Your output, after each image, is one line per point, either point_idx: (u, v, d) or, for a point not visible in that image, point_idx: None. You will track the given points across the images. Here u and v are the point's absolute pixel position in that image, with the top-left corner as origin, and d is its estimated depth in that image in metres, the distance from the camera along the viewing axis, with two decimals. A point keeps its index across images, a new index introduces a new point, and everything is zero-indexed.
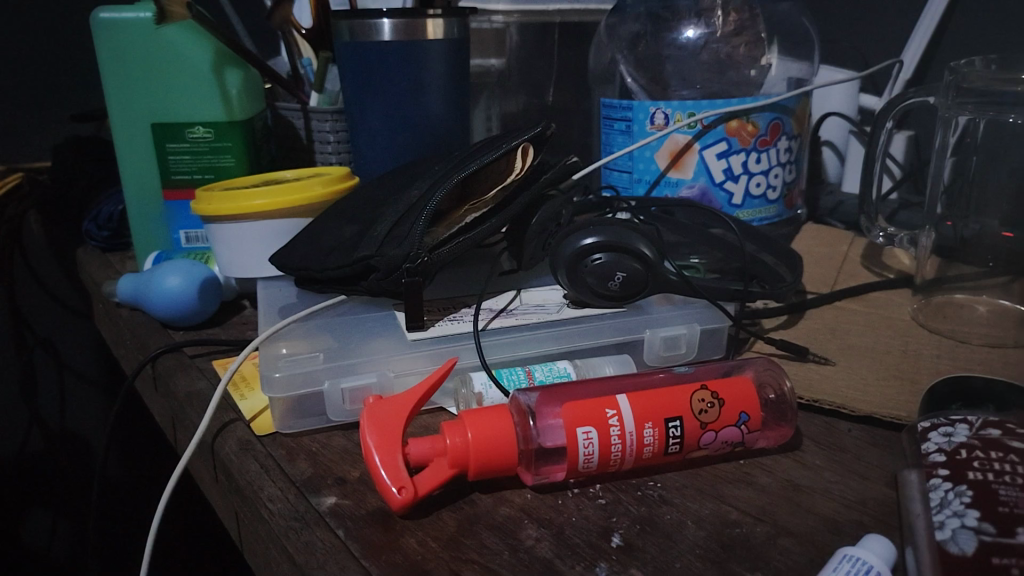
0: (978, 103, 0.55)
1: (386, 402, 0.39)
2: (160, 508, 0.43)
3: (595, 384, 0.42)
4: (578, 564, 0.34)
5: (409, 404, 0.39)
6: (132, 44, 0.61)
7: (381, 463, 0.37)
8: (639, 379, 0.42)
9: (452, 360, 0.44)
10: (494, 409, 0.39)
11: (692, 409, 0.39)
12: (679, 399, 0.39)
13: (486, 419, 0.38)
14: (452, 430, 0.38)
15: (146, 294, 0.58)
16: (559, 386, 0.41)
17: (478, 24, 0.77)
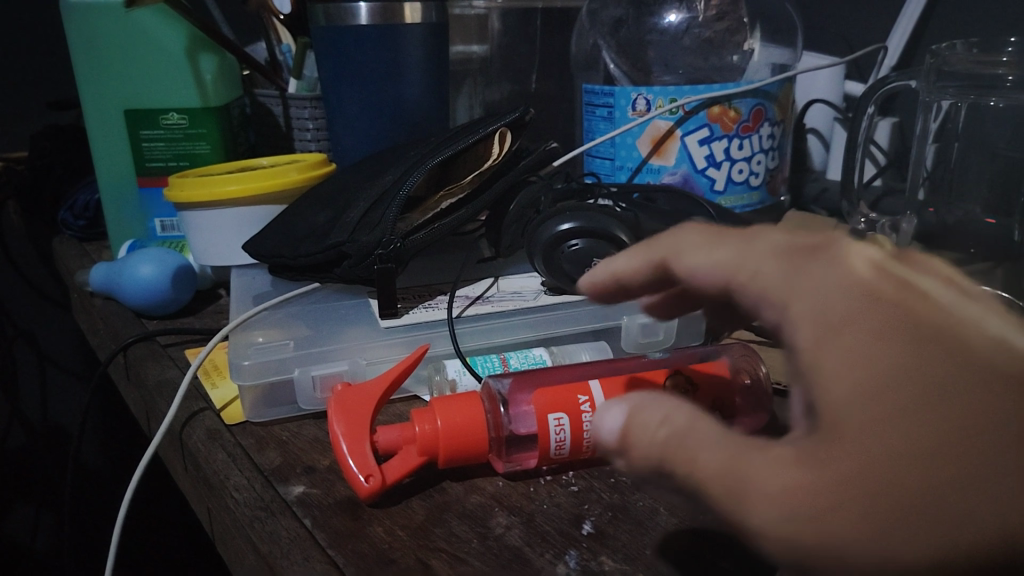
0: (960, 87, 0.55)
1: (356, 389, 0.39)
2: (127, 498, 0.42)
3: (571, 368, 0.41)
4: (547, 552, 0.33)
5: (377, 393, 0.39)
6: (103, 29, 0.60)
7: (348, 450, 0.36)
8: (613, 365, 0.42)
9: (424, 346, 0.43)
10: (465, 397, 0.38)
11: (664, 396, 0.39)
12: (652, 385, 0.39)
13: (457, 406, 0.37)
14: (422, 417, 0.37)
15: (118, 283, 0.57)
16: (532, 371, 0.41)
17: (460, 10, 0.78)
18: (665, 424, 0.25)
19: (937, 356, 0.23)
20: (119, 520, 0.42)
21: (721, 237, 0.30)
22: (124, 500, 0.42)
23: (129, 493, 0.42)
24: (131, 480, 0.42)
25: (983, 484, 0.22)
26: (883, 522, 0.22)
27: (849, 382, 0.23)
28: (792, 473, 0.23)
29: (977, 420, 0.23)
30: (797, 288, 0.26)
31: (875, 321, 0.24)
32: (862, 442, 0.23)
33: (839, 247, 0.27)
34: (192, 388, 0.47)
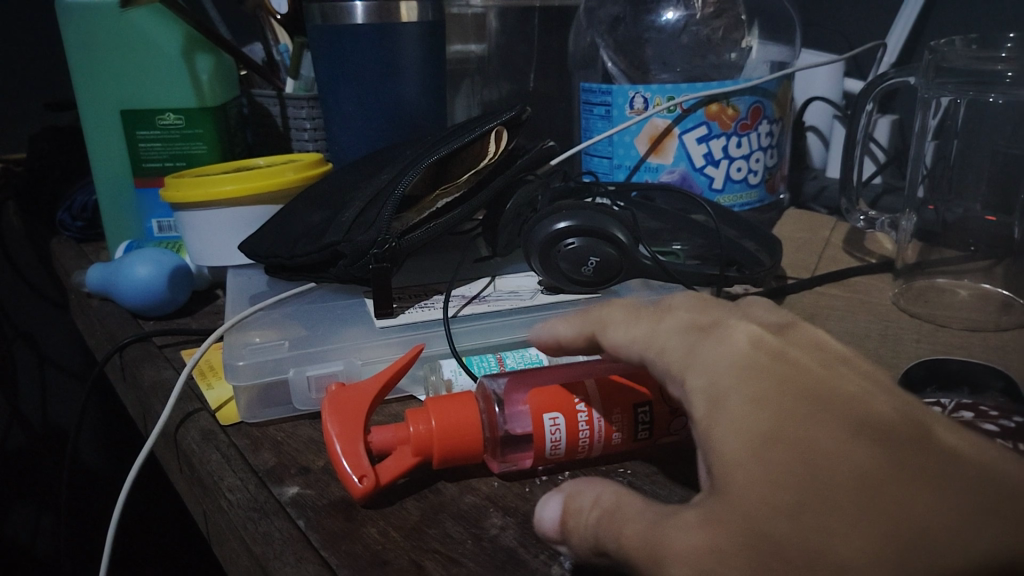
0: (958, 83, 0.55)
1: (351, 388, 0.39)
2: (121, 500, 0.42)
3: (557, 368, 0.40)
4: (541, 553, 0.33)
5: (372, 392, 0.38)
6: (100, 29, 0.60)
7: (342, 450, 0.36)
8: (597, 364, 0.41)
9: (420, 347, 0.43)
10: (461, 397, 0.38)
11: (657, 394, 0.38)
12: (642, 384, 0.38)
13: (453, 406, 0.37)
14: (416, 417, 0.37)
15: (115, 284, 0.57)
16: (527, 371, 0.40)
17: (458, 9, 0.78)
18: (595, 506, 0.28)
19: (804, 415, 0.27)
20: (113, 522, 0.41)
21: (638, 318, 0.35)
22: (119, 502, 0.41)
23: (123, 494, 0.42)
24: (126, 481, 0.42)
25: (855, 524, 0.24)
26: (764, 573, 0.24)
27: (730, 443, 0.27)
28: (690, 532, 0.25)
29: (841, 471, 0.25)
30: (694, 366, 0.30)
31: (752, 388, 0.28)
32: (745, 497, 0.26)
33: (725, 328, 0.32)
34: (188, 389, 0.47)
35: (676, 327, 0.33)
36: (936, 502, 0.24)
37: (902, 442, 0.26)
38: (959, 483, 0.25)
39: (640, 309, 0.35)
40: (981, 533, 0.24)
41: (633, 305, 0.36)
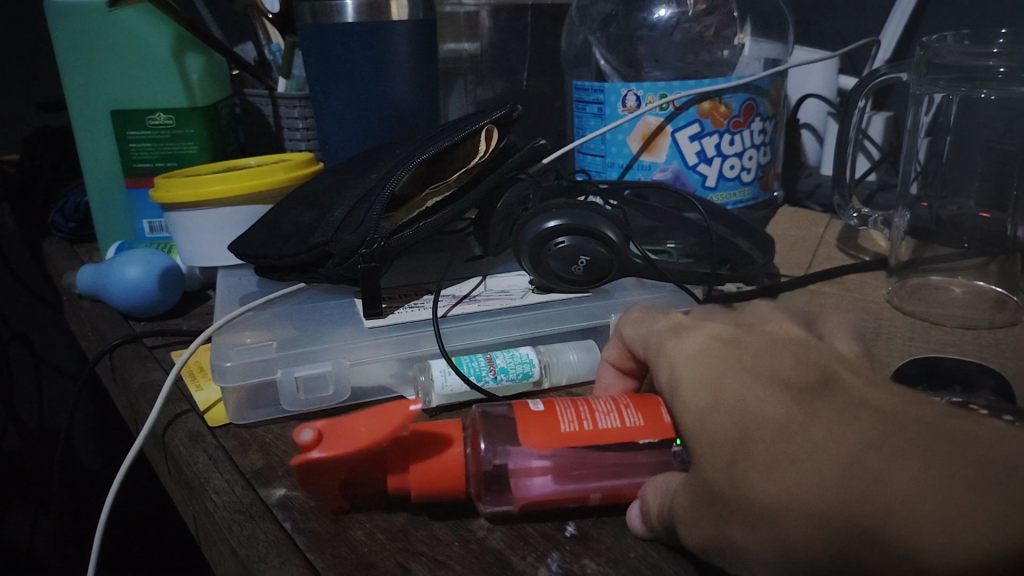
0: (951, 80, 0.55)
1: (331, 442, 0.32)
2: (109, 502, 0.42)
3: (572, 421, 0.34)
4: (528, 555, 0.33)
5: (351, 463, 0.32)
6: (89, 29, 0.60)
7: (316, 491, 0.34)
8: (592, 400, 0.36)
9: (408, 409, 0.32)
10: (452, 454, 0.34)
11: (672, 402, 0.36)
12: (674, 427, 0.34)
13: (440, 468, 0.34)
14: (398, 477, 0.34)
15: (106, 285, 0.56)
16: (538, 423, 0.34)
17: (450, 8, 0.78)
18: (667, 485, 0.31)
19: (741, 379, 0.28)
20: (100, 525, 0.41)
21: (644, 318, 0.37)
22: (107, 504, 0.41)
23: (110, 497, 0.41)
24: (113, 483, 0.41)
25: (768, 474, 0.25)
26: (722, 520, 0.26)
27: (684, 416, 0.29)
28: (681, 494, 0.29)
29: (763, 426, 0.26)
30: (666, 359, 0.32)
31: (700, 369, 0.29)
32: (696, 464, 0.28)
33: (700, 325, 0.33)
34: (177, 389, 0.47)
35: (667, 323, 0.35)
36: (837, 435, 0.24)
37: (820, 391, 0.26)
38: (868, 416, 0.24)
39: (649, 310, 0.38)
40: (881, 456, 0.23)
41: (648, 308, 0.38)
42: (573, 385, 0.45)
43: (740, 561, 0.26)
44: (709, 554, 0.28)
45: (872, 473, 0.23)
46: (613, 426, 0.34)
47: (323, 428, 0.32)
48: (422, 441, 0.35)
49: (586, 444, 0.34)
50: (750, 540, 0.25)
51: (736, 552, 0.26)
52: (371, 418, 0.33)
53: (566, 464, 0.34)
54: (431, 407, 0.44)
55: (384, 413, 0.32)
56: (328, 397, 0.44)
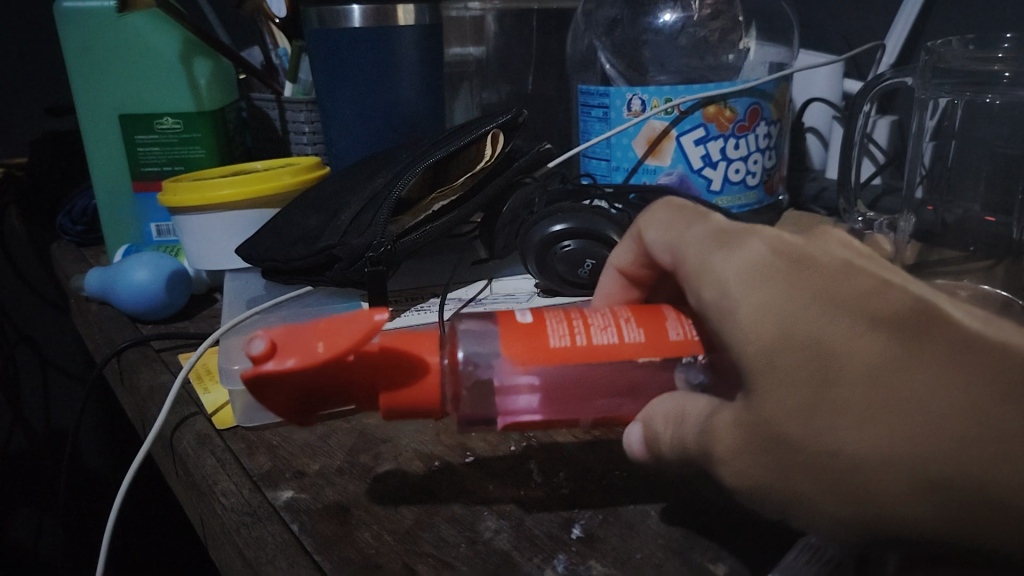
0: (956, 84, 0.55)
1: (290, 349, 0.28)
2: (117, 504, 0.42)
3: (562, 334, 0.32)
4: (535, 556, 0.33)
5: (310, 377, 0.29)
6: (98, 35, 0.60)
7: (279, 412, 0.29)
8: (588, 309, 0.34)
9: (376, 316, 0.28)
10: (429, 366, 0.31)
11: (678, 313, 0.33)
12: (676, 342, 0.32)
13: (416, 383, 0.31)
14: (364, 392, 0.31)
15: (113, 288, 0.56)
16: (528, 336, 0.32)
17: (455, 11, 0.81)
18: (698, 416, 0.29)
19: (817, 314, 0.27)
20: (109, 528, 0.41)
21: (674, 216, 0.33)
22: (115, 506, 0.41)
23: (119, 500, 0.41)
24: (121, 486, 0.41)
25: (863, 428, 0.25)
26: (786, 472, 0.27)
27: (745, 345, 0.27)
28: (724, 430, 0.28)
29: (856, 375, 0.25)
30: (711, 273, 0.29)
31: (762, 292, 0.27)
32: (763, 404, 0.27)
33: (748, 229, 0.30)
34: (184, 392, 0.47)
35: (704, 222, 0.32)
36: (945, 394, 0.24)
37: (916, 333, 0.25)
38: (980, 371, 0.24)
39: (681, 205, 0.34)
40: (995, 421, 0.24)
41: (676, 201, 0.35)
42: None
43: (797, 504, 0.27)
44: (753, 494, 0.28)
45: (990, 441, 0.24)
46: (610, 339, 0.32)
47: (277, 337, 0.28)
48: (394, 354, 0.31)
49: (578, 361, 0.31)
50: (820, 493, 0.26)
51: (795, 499, 0.27)
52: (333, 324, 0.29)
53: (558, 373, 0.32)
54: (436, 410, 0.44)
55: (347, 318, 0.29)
56: None
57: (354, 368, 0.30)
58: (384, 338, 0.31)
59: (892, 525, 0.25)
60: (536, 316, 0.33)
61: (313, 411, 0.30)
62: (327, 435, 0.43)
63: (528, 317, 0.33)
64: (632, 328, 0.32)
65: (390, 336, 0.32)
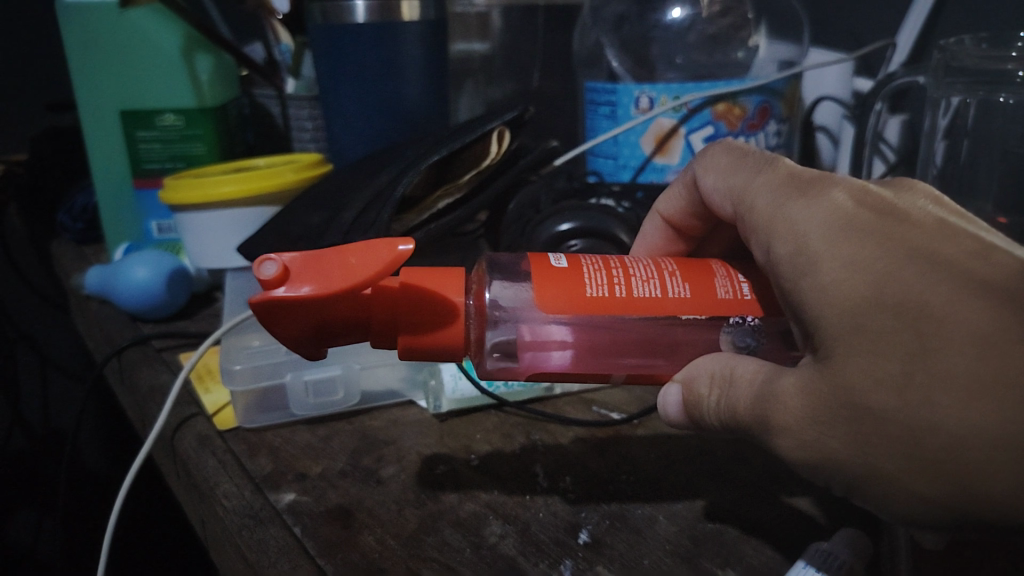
0: (969, 83, 0.57)
1: (306, 276, 0.29)
2: (117, 506, 0.41)
3: (602, 286, 0.33)
4: (541, 562, 0.32)
5: (324, 305, 0.29)
6: (99, 29, 0.59)
7: (289, 339, 0.30)
8: (627, 258, 0.35)
9: (388, 250, 0.28)
10: (455, 308, 0.32)
11: (725, 271, 0.35)
12: (725, 300, 0.34)
13: (440, 322, 0.32)
14: (380, 325, 0.32)
15: (113, 286, 0.56)
16: (569, 282, 0.33)
17: (461, 8, 0.80)
18: (755, 381, 0.30)
19: (915, 274, 0.26)
20: (108, 530, 0.40)
21: (743, 164, 0.34)
22: (114, 508, 0.40)
23: (118, 501, 0.41)
24: (120, 487, 0.41)
25: (969, 399, 0.24)
26: (864, 443, 0.26)
27: (829, 304, 0.27)
28: (793, 395, 0.28)
29: (958, 342, 0.24)
30: (789, 226, 0.29)
31: (849, 247, 0.27)
32: (847, 371, 0.26)
33: (829, 183, 0.30)
34: (185, 393, 0.46)
35: (771, 169, 0.33)
36: None
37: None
38: None
39: (748, 153, 0.35)
40: None
41: (742, 147, 0.36)
42: (584, 391, 0.47)
43: (876, 482, 0.26)
44: (816, 467, 0.27)
45: None
46: (654, 293, 0.33)
47: (293, 264, 0.29)
48: (417, 292, 0.32)
49: (616, 310, 0.33)
50: (904, 469, 0.25)
51: (876, 476, 0.26)
52: (356, 253, 0.29)
53: (594, 324, 0.33)
54: (441, 412, 0.44)
55: (373, 247, 0.29)
56: (336, 400, 0.44)
57: (371, 303, 0.31)
58: (407, 275, 0.32)
59: (986, 504, 0.24)
60: (571, 261, 0.34)
61: (325, 340, 0.31)
62: (329, 437, 0.42)
63: (563, 263, 0.34)
64: (677, 283, 0.34)
65: (417, 274, 0.32)
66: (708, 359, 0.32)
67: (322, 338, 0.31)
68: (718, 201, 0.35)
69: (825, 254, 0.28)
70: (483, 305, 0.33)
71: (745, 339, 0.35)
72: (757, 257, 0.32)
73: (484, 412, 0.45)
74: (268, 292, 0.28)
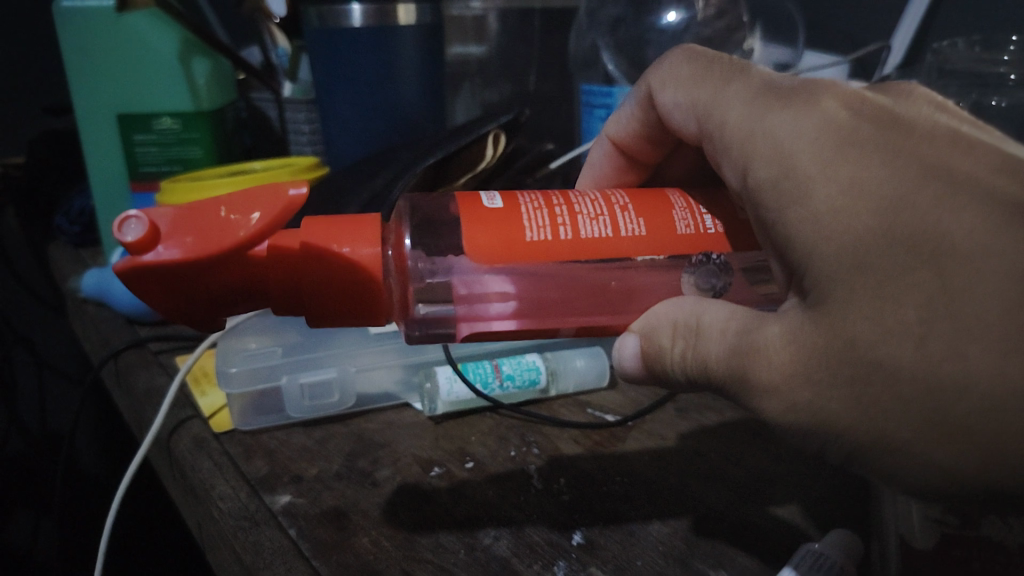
0: (962, 85, 0.63)
1: (181, 235, 0.27)
2: (113, 508, 0.41)
3: (544, 228, 0.31)
4: (535, 563, 0.33)
5: (206, 269, 0.28)
6: (95, 33, 0.59)
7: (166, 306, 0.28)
8: (572, 195, 0.33)
9: (276, 203, 0.27)
10: (369, 264, 0.30)
11: (684, 202, 0.34)
12: (686, 235, 0.33)
13: (348, 283, 0.30)
14: (280, 289, 0.29)
15: (112, 288, 0.56)
16: (504, 227, 0.31)
17: (457, 11, 0.80)
18: (726, 333, 0.29)
19: (931, 202, 0.25)
20: (105, 532, 0.40)
21: (709, 78, 0.34)
22: (110, 509, 0.40)
23: (114, 503, 0.41)
24: (118, 489, 0.41)
25: (992, 347, 0.23)
26: (862, 392, 0.25)
27: (829, 240, 0.26)
28: (779, 345, 0.27)
29: (983, 281, 0.24)
30: (775, 150, 0.29)
31: (846, 174, 0.27)
32: (852, 321, 0.25)
33: (813, 102, 0.29)
34: (182, 395, 0.46)
35: (743, 86, 0.32)
36: None
37: None
38: None
39: (714, 65, 0.35)
40: None
41: (705, 58, 0.35)
42: (579, 394, 0.47)
43: (879, 445, 0.25)
44: (800, 429, 0.27)
45: None
46: (604, 234, 0.32)
47: (163, 222, 0.27)
48: (321, 251, 0.29)
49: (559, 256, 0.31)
50: (916, 432, 0.25)
51: (882, 439, 0.25)
52: (236, 206, 0.27)
53: (538, 275, 0.33)
54: (436, 414, 0.44)
55: (258, 197, 0.28)
56: (332, 403, 0.44)
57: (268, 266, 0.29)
58: (309, 232, 0.30)
59: (1007, 467, 0.23)
60: (506, 201, 0.32)
61: (218, 307, 0.29)
62: (324, 439, 0.42)
63: (499, 204, 0.32)
64: (630, 219, 0.32)
65: (319, 227, 0.30)
66: (664, 306, 0.31)
67: (212, 306, 0.29)
68: (680, 114, 0.35)
69: (818, 184, 0.27)
70: (404, 254, 0.32)
71: (710, 280, 0.35)
72: (731, 180, 0.32)
73: (480, 414, 0.45)
74: (136, 255, 0.26)
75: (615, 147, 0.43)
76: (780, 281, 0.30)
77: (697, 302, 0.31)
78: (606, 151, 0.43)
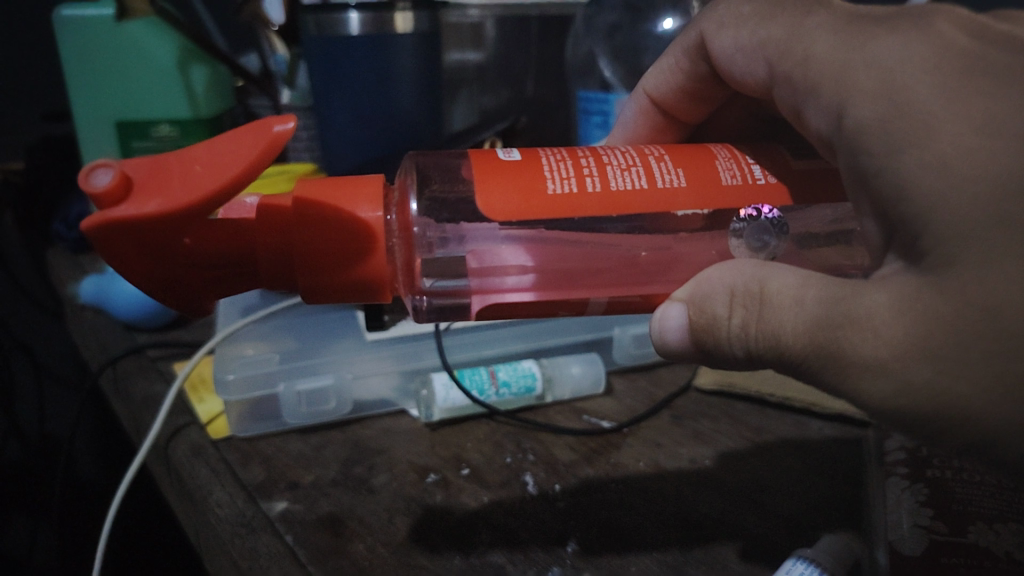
0: None
1: (152, 189, 0.26)
2: (111, 513, 0.41)
3: (568, 180, 0.31)
4: (530, 568, 0.33)
5: (178, 227, 0.27)
6: (93, 41, 0.60)
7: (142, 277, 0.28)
8: (600, 148, 0.33)
9: (251, 147, 0.26)
10: (368, 226, 0.30)
11: (730, 154, 0.34)
12: (733, 185, 0.32)
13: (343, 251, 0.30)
14: (265, 254, 0.29)
15: (110, 295, 0.56)
16: (523, 176, 0.30)
17: (455, 18, 0.77)
18: (802, 300, 0.27)
19: None
20: (104, 538, 0.40)
21: (779, 14, 0.32)
22: (109, 515, 0.41)
23: (113, 510, 0.41)
24: (116, 496, 0.41)
25: None
26: (1000, 361, 0.23)
27: (956, 188, 0.24)
28: (887, 318, 0.25)
29: None
30: (881, 85, 0.26)
31: (976, 108, 0.24)
32: (985, 286, 0.23)
33: (926, 23, 0.26)
34: (179, 402, 0.47)
35: (823, 17, 0.30)
36: None
37: None
38: None
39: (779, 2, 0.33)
40: None
41: None
42: (574, 400, 0.48)
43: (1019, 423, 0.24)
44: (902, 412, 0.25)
45: None
46: (638, 184, 0.31)
47: (133, 176, 0.26)
48: (315, 208, 0.29)
49: (589, 213, 0.30)
50: None
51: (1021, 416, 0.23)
52: (207, 155, 0.26)
53: (549, 241, 0.33)
54: (431, 421, 0.44)
55: (233, 143, 0.27)
56: (328, 410, 0.44)
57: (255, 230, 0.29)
58: (303, 189, 0.30)
59: None
60: (526, 155, 0.32)
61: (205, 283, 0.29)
62: (321, 445, 0.43)
63: (516, 157, 0.32)
64: (669, 170, 0.32)
65: (315, 188, 0.30)
66: (718, 268, 0.30)
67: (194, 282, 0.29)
68: (745, 55, 0.34)
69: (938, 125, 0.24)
70: (409, 221, 0.32)
71: (761, 238, 0.35)
72: (816, 125, 0.29)
73: (477, 420, 0.45)
74: (104, 206, 0.25)
75: (650, 103, 0.44)
76: (867, 243, 0.28)
77: (758, 265, 0.29)
78: (641, 107, 0.44)
